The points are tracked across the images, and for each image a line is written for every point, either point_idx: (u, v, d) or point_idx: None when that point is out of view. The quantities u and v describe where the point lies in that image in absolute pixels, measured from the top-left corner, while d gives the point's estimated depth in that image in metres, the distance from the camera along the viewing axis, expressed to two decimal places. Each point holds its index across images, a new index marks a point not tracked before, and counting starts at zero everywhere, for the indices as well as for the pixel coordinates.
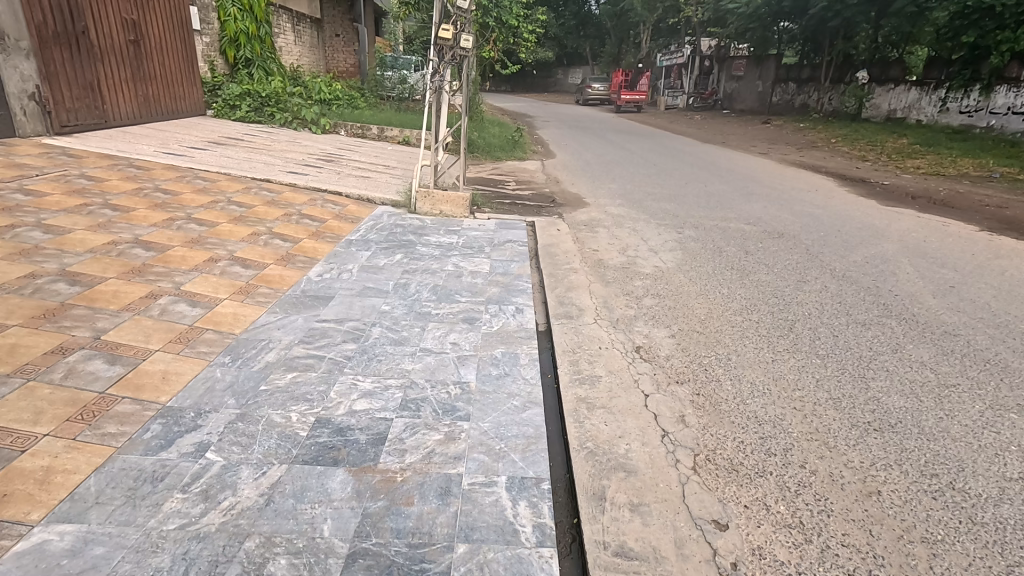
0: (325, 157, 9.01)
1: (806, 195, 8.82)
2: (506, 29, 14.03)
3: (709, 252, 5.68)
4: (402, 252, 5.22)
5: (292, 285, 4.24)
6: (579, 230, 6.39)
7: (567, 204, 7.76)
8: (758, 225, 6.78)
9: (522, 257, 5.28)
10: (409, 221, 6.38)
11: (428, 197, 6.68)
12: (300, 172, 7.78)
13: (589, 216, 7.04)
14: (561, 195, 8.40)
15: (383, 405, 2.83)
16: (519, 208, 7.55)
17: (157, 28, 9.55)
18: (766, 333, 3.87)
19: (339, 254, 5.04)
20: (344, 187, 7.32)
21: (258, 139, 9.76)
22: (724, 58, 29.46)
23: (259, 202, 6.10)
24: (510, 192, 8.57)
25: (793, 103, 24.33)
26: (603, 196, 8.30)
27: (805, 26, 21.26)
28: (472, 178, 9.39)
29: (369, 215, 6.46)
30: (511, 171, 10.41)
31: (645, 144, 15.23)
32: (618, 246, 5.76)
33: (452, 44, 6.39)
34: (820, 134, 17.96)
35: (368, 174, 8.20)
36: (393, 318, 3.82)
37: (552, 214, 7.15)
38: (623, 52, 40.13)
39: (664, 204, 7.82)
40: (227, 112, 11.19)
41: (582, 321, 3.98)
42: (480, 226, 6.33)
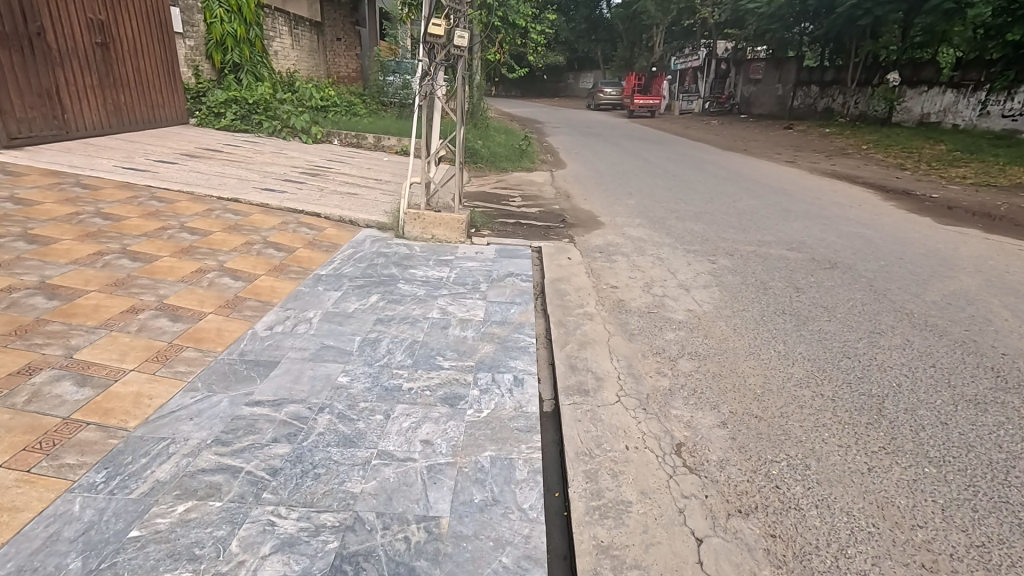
0: (311, 170, 8.15)
1: (851, 211, 7.79)
2: (510, 29, 13.08)
3: (752, 289, 4.70)
4: (380, 293, 4.30)
5: (228, 346, 3.33)
6: (593, 259, 5.45)
7: (578, 224, 6.83)
8: (803, 251, 5.80)
9: (525, 298, 4.34)
10: (395, 249, 5.47)
11: (417, 219, 5.77)
12: (277, 188, 6.92)
13: (605, 240, 6.10)
14: (572, 212, 7.47)
15: (306, 568, 1.88)
16: (524, 230, 6.62)
17: (130, 29, 8.78)
18: (847, 419, 2.88)
19: (302, 296, 4.13)
20: (324, 206, 6.44)
21: (240, 150, 8.93)
22: (742, 61, 28.33)
23: (218, 228, 5.24)
24: (515, 210, 7.65)
25: (816, 107, 23.16)
26: (620, 214, 7.34)
27: (829, 27, 20.13)
28: (473, 193, 8.49)
29: (349, 241, 5.58)
30: (518, 184, 9.49)
31: (663, 152, 14.24)
32: (640, 281, 4.81)
33: (445, 41, 5.43)
34: (849, 140, 16.86)
35: (355, 190, 7.32)
36: (350, 398, 2.89)
37: (561, 237, 6.21)
38: (635, 56, 39.12)
39: (690, 224, 6.85)
40: (211, 120, 10.42)
41: (600, 398, 3.02)
42: (477, 255, 5.40)
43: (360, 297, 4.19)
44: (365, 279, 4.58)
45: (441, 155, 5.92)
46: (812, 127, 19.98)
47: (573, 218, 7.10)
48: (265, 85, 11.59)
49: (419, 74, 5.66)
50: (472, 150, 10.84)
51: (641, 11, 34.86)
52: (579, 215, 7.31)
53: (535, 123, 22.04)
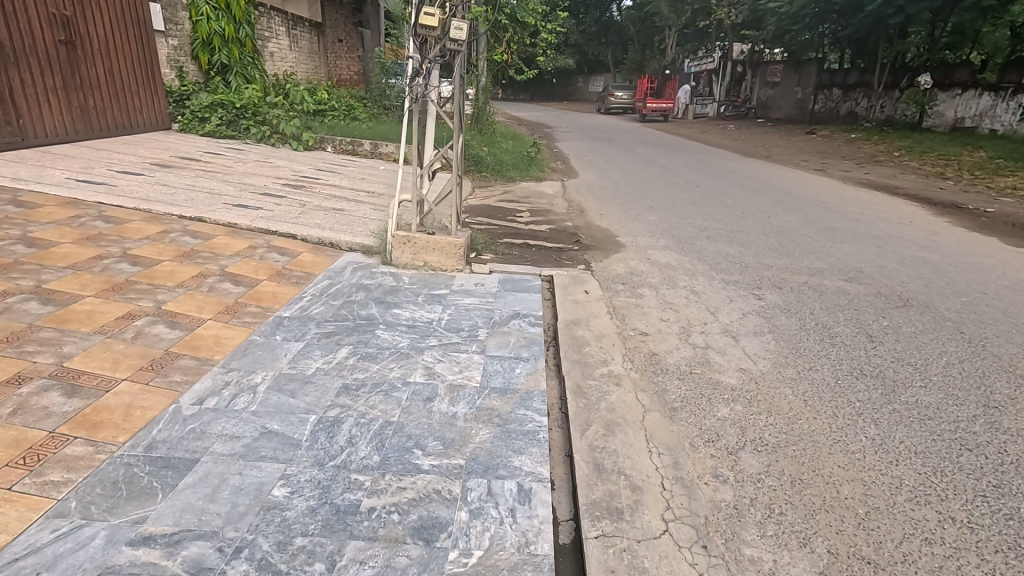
0: (295, 182, 7.33)
1: (904, 230, 6.85)
2: (518, 27, 12.19)
3: (815, 337, 3.81)
4: (352, 345, 3.44)
5: (134, 435, 2.48)
6: (614, 293, 4.57)
7: (595, 246, 5.96)
8: (863, 282, 4.89)
9: (535, 352, 3.46)
10: (380, 280, 4.63)
11: (407, 243, 4.92)
12: (252, 203, 6.10)
13: (627, 268, 5.21)
14: (586, 230, 6.59)
15: None
16: (532, 254, 5.75)
17: (105, 26, 8.04)
18: (1003, 569, 1.98)
19: (252, 351, 3.29)
20: (303, 225, 5.61)
21: (221, 158, 8.14)
22: (759, 63, 27.29)
23: (167, 256, 4.43)
24: (521, 228, 6.78)
25: (839, 111, 22.12)
26: (641, 233, 6.46)
27: (856, 27, 19.09)
28: (476, 207, 7.64)
29: (326, 270, 4.75)
30: (525, 197, 8.63)
31: (681, 159, 13.33)
32: (674, 327, 3.93)
33: (440, 34, 4.55)
34: (879, 146, 15.86)
35: (341, 206, 6.49)
36: (282, 528, 2.03)
37: (575, 264, 5.34)
38: (647, 59, 38.12)
39: (724, 247, 5.96)
40: (195, 125, 9.65)
41: (638, 524, 2.15)
42: (477, 288, 4.54)
43: (326, 352, 3.35)
44: (336, 323, 3.75)
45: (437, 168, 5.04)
46: (837, 133, 18.98)
47: (587, 239, 6.23)
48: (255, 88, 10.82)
49: (409, 73, 4.80)
50: (477, 158, 9.99)
51: (654, 12, 33.91)
52: (595, 234, 6.43)
53: (545, 128, 21.11)
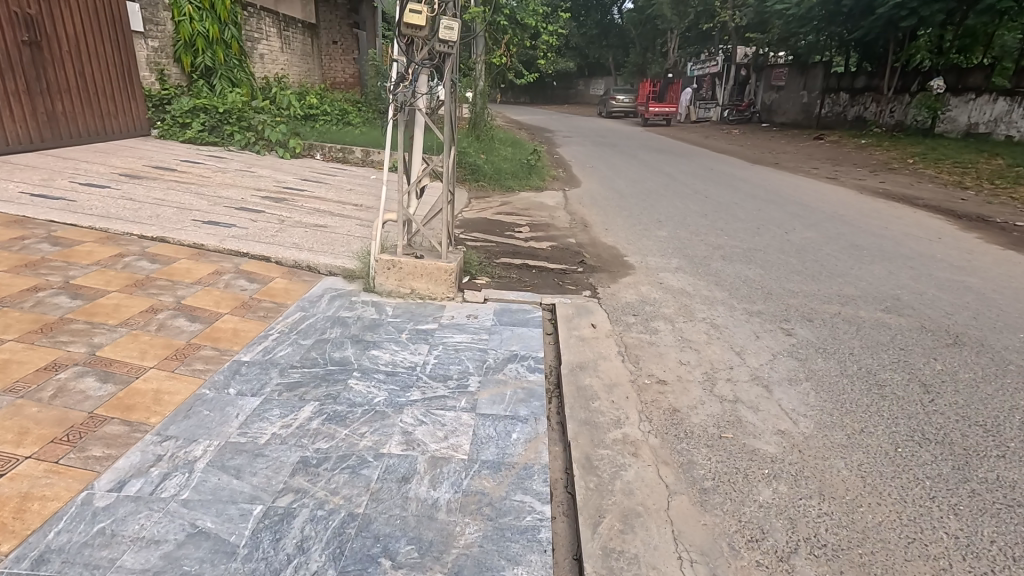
0: (276, 195, 6.81)
1: (936, 248, 6.33)
2: (518, 29, 11.67)
3: (861, 387, 3.28)
4: (320, 402, 2.92)
5: (24, 543, 1.96)
6: (625, 328, 4.04)
7: (600, 268, 5.44)
8: (904, 314, 4.37)
9: (534, 411, 2.93)
10: (361, 311, 4.11)
11: (392, 268, 4.40)
12: (225, 219, 5.58)
13: (637, 295, 4.69)
14: (590, 248, 6.07)
15: None
16: (532, 277, 5.23)
17: (78, 27, 7.60)
18: None
19: (196, 412, 2.75)
20: (278, 244, 5.08)
21: (200, 167, 7.62)
22: (764, 66, 26.79)
23: (116, 286, 3.91)
24: (520, 245, 6.26)
25: (847, 116, 21.61)
26: (651, 252, 5.93)
27: (867, 29, 18.59)
28: (471, 222, 7.12)
29: (300, 299, 4.23)
30: (525, 209, 8.10)
31: (687, 167, 12.81)
32: (696, 373, 3.40)
33: (428, 34, 4.02)
34: (891, 153, 15.33)
35: (324, 222, 5.97)
36: None
37: (580, 291, 4.82)
38: (649, 62, 37.62)
39: (742, 269, 5.44)
40: (176, 131, 9.13)
41: None
42: (470, 322, 4.01)
43: (286, 412, 2.81)
44: (303, 371, 3.22)
45: (425, 185, 4.52)
46: (845, 138, 18.46)
47: (592, 259, 5.71)
48: (242, 92, 10.32)
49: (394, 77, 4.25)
50: (474, 166, 9.46)
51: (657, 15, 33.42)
52: (601, 252, 5.90)
53: (545, 133, 20.59)
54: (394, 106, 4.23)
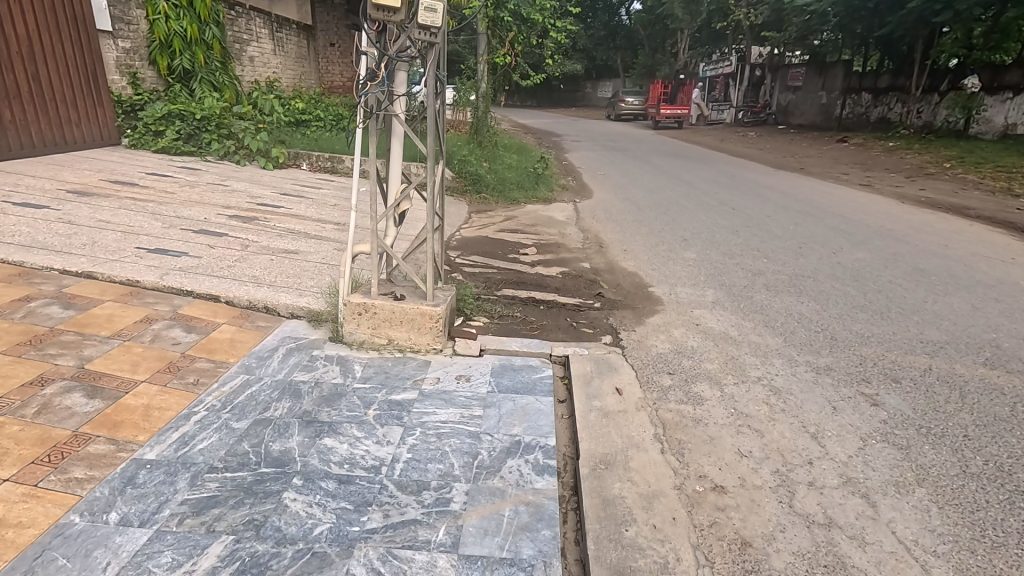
0: (247, 213, 5.97)
1: (1016, 272, 5.38)
2: (523, 26, 10.83)
3: (998, 497, 2.36)
4: (235, 538, 2.03)
5: None
6: (660, 396, 3.13)
7: (621, 303, 4.54)
8: (1012, 371, 3.44)
9: (541, 550, 2.06)
10: (321, 373, 3.22)
11: (365, 314, 3.51)
12: (176, 245, 4.72)
13: (671, 345, 3.78)
14: (607, 276, 5.17)
15: None
16: (540, 315, 4.33)
17: (31, 26, 6.88)
18: None
19: (46, 563, 1.88)
20: (233, 278, 4.21)
21: (166, 180, 6.80)
22: (780, 66, 25.79)
23: (5, 344, 3.04)
24: (526, 271, 5.38)
25: (870, 117, 20.63)
26: (681, 282, 5.02)
27: (895, 25, 17.58)
28: (469, 242, 6.24)
29: (246, 356, 3.35)
30: (532, 225, 7.21)
31: (706, 173, 11.88)
32: (766, 473, 2.49)
33: (405, 18, 3.11)
34: (924, 156, 14.31)
35: (296, 247, 5.11)
36: None
37: (598, 337, 3.92)
38: (659, 63, 36.74)
39: (794, 304, 4.53)
40: (148, 139, 8.33)
41: None
42: (460, 388, 3.11)
43: (181, 559, 1.93)
44: (224, 478, 2.33)
45: (405, 210, 3.62)
46: (872, 140, 17.44)
47: (610, 291, 4.81)
48: (224, 97, 9.53)
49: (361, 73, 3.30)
50: (475, 176, 8.62)
51: (668, 14, 32.53)
52: (621, 282, 5.00)
53: (552, 137, 19.78)
54: (362, 111, 3.29)
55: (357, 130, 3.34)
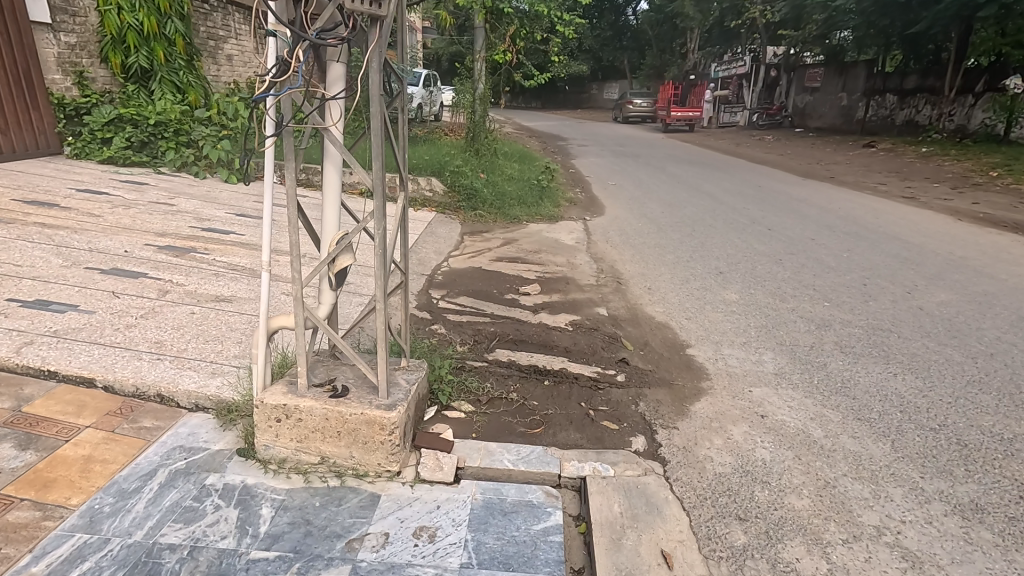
0: (183, 243, 4.86)
1: None
2: (527, 20, 9.67)
3: None
4: None
5: None
6: (733, 571, 2.00)
7: (651, 374, 3.40)
8: None
9: None
10: (208, 526, 2.09)
11: (288, 420, 2.39)
12: (67, 293, 3.62)
13: (733, 456, 2.63)
14: (630, 331, 4.03)
15: None
16: (545, 397, 3.18)
17: None
18: None
19: None
20: (123, 346, 3.10)
21: (99, 198, 5.72)
22: (797, 66, 24.56)
23: None
24: (527, 320, 4.24)
25: (895, 121, 19.50)
26: (727, 341, 3.88)
27: (930, 21, 16.35)
28: (456, 277, 5.11)
29: (101, 490, 2.23)
30: (535, 251, 6.08)
31: (728, 184, 10.73)
32: None
33: None
34: (966, 163, 13.13)
35: (229, 292, 3.98)
36: None
37: (625, 441, 2.78)
38: (668, 63, 35.57)
39: (885, 377, 3.39)
40: (94, 148, 7.30)
41: None
42: (417, 561, 1.98)
43: None
44: None
45: (347, 267, 2.39)
46: (902, 146, 16.25)
47: (636, 354, 3.68)
48: (189, 99, 8.44)
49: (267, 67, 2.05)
50: (470, 190, 7.55)
51: (677, 12, 31.30)
52: (649, 341, 3.86)
53: (559, 140, 18.66)
54: (273, 113, 2.11)
55: (266, 148, 2.17)
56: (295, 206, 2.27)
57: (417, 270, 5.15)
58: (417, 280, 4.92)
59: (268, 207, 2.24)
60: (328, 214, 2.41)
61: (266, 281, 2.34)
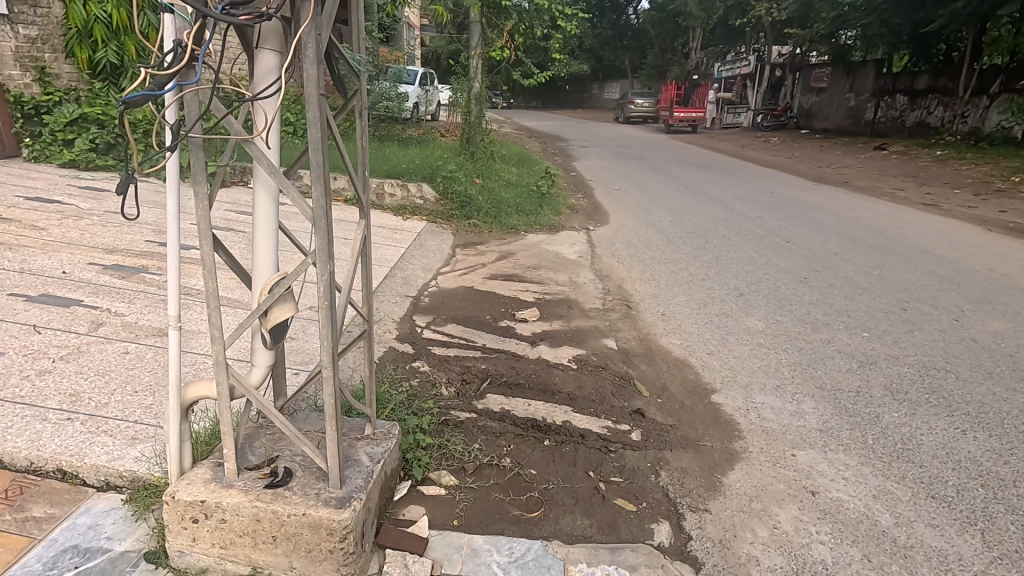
0: (134, 261, 4.29)
1: None
2: (528, 15, 9.08)
3: None
4: None
5: None
6: None
7: (671, 431, 2.84)
8: None
9: None
10: None
11: (208, 521, 1.83)
12: None
13: (785, 558, 2.06)
14: (643, 370, 3.46)
15: None
16: (545, 463, 2.61)
17: None
18: None
19: None
20: (27, 402, 2.52)
21: (49, 206, 5.15)
22: (803, 66, 24.00)
23: None
24: (525, 356, 3.67)
25: (905, 122, 18.95)
26: (760, 384, 3.31)
27: (944, 18, 15.83)
28: (445, 300, 4.54)
29: None
30: (533, 267, 5.50)
31: (738, 190, 10.17)
32: None
33: None
34: (984, 166, 12.60)
35: (174, 322, 3.40)
36: None
37: (647, 530, 2.21)
38: (670, 63, 35.01)
39: (951, 435, 2.83)
40: (54, 150, 6.78)
41: None
42: None
43: None
44: None
45: (285, 320, 1.81)
46: (914, 148, 15.71)
47: (651, 401, 3.12)
48: None
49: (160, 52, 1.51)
50: (464, 197, 6.99)
51: (681, 10, 30.73)
52: (667, 385, 3.29)
53: (559, 141, 18.12)
54: (172, 116, 1.55)
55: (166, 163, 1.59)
56: (211, 242, 1.69)
57: (401, 291, 4.58)
58: (399, 303, 4.34)
59: (173, 243, 1.66)
60: (260, 252, 1.82)
61: (176, 340, 1.76)
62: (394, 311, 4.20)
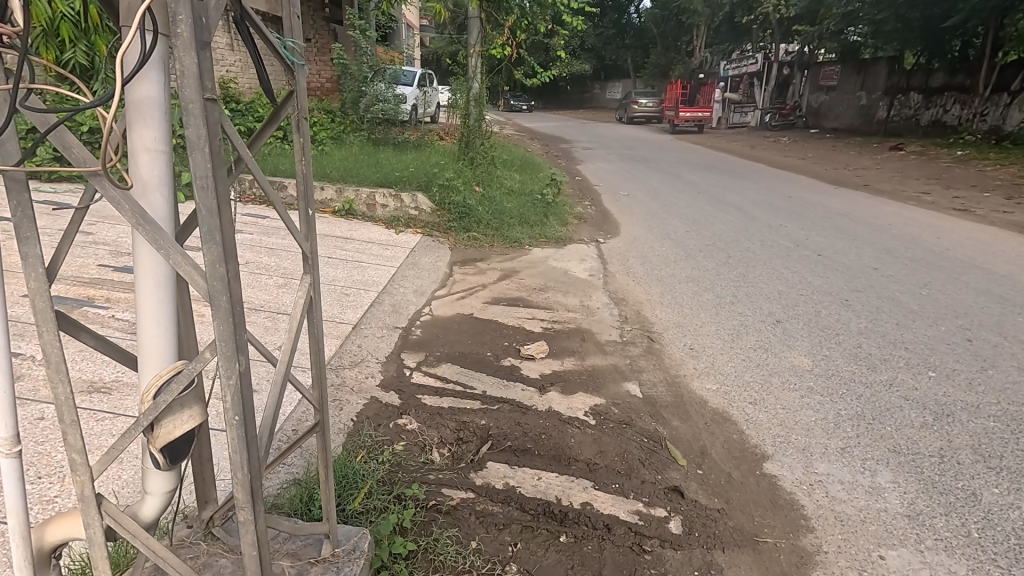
0: (80, 291, 3.71)
1: None
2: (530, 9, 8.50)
3: None
4: None
5: None
6: None
7: (720, 521, 2.25)
8: None
9: None
10: None
11: None
12: None
13: None
14: (675, 427, 2.87)
15: None
16: (562, 571, 2.03)
17: None
18: None
19: None
20: None
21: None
22: (811, 64, 23.37)
23: None
24: (533, 407, 3.08)
25: (920, 121, 18.31)
26: (820, 448, 2.71)
27: (963, 13, 15.22)
28: (438, 332, 3.94)
29: None
30: (539, 288, 4.91)
31: (754, 195, 9.58)
32: None
33: None
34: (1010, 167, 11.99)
35: (110, 372, 2.83)
36: None
37: None
38: (673, 62, 34.36)
39: None
40: None
41: None
42: None
43: None
44: None
45: (177, 433, 1.21)
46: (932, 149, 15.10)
47: (689, 472, 2.53)
48: None
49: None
50: (462, 208, 6.40)
51: (685, 7, 30.10)
52: (706, 449, 2.70)
53: (562, 143, 17.55)
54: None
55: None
56: (55, 325, 1.11)
57: (388, 323, 3.98)
58: (386, 339, 3.75)
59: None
60: (142, 332, 1.21)
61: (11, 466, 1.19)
62: (379, 349, 3.60)
